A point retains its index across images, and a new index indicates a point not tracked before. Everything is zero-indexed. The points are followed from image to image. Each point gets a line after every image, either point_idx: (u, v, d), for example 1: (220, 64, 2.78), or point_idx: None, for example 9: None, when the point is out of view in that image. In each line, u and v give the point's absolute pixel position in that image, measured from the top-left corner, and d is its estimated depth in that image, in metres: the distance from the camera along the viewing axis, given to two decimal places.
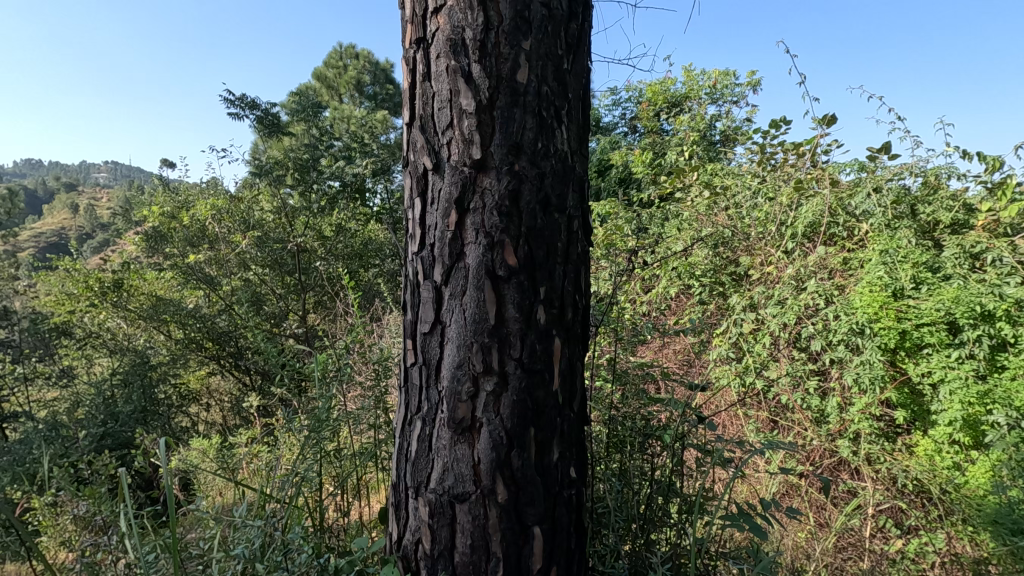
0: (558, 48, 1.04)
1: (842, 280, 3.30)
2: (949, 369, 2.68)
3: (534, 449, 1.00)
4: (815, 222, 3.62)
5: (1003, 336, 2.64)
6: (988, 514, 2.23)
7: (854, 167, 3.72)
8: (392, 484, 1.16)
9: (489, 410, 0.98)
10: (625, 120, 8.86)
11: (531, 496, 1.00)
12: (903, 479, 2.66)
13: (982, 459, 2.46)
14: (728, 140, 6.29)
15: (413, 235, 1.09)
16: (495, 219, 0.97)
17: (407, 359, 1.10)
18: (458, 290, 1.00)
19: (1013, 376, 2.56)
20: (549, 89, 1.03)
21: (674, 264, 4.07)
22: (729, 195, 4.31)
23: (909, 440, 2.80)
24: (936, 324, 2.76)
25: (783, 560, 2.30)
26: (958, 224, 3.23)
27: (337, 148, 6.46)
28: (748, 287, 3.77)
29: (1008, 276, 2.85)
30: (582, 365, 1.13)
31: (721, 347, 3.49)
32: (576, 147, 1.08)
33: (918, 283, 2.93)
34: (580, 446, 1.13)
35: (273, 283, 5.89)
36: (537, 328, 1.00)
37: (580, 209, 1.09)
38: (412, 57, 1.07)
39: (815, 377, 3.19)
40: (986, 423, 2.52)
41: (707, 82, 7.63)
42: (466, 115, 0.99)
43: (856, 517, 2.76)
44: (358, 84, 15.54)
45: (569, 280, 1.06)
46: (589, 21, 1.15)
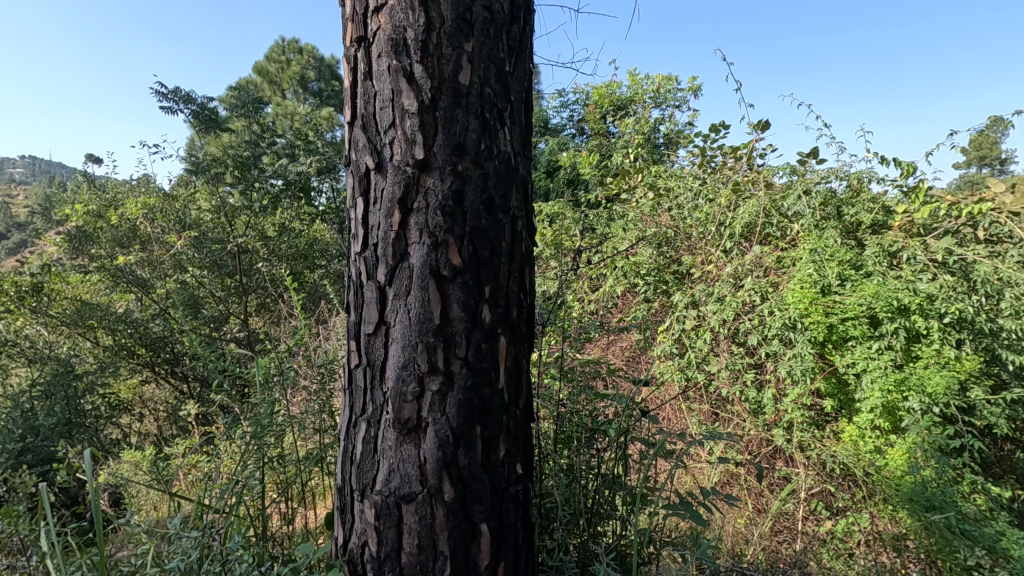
0: (500, 50, 1.05)
1: (776, 278, 3.48)
2: (871, 359, 2.86)
3: (480, 446, 1.01)
4: (750, 223, 3.79)
5: (917, 327, 2.86)
6: (905, 493, 2.42)
7: (786, 170, 3.93)
8: (337, 488, 1.14)
9: (435, 409, 0.98)
10: (573, 122, 9.00)
11: (478, 493, 1.01)
12: (831, 463, 2.83)
13: (901, 442, 2.65)
14: (671, 143, 6.51)
15: (355, 236, 1.07)
16: (439, 219, 0.98)
17: (351, 361, 1.09)
18: (402, 290, 0.99)
19: (926, 365, 2.78)
20: (492, 91, 1.04)
21: (620, 264, 4.18)
22: (672, 197, 4.46)
23: (836, 427, 3.01)
24: (859, 317, 2.94)
25: (725, 545, 2.41)
26: (878, 224, 3.49)
27: (280, 145, 6.26)
28: (691, 286, 3.92)
29: (921, 273, 3.11)
30: (528, 362, 1.14)
31: (665, 344, 3.61)
32: (519, 148, 1.10)
33: (843, 280, 3.12)
34: (526, 443, 1.14)
35: (212, 286, 5.64)
36: (482, 327, 1.01)
37: (524, 209, 1.11)
38: (353, 55, 1.06)
39: (752, 370, 3.36)
40: (902, 409, 2.73)
41: (651, 87, 7.89)
42: (408, 116, 0.99)
43: (790, 501, 2.93)
44: (301, 79, 15.09)
45: (513, 279, 1.07)
46: (531, 25, 1.17)
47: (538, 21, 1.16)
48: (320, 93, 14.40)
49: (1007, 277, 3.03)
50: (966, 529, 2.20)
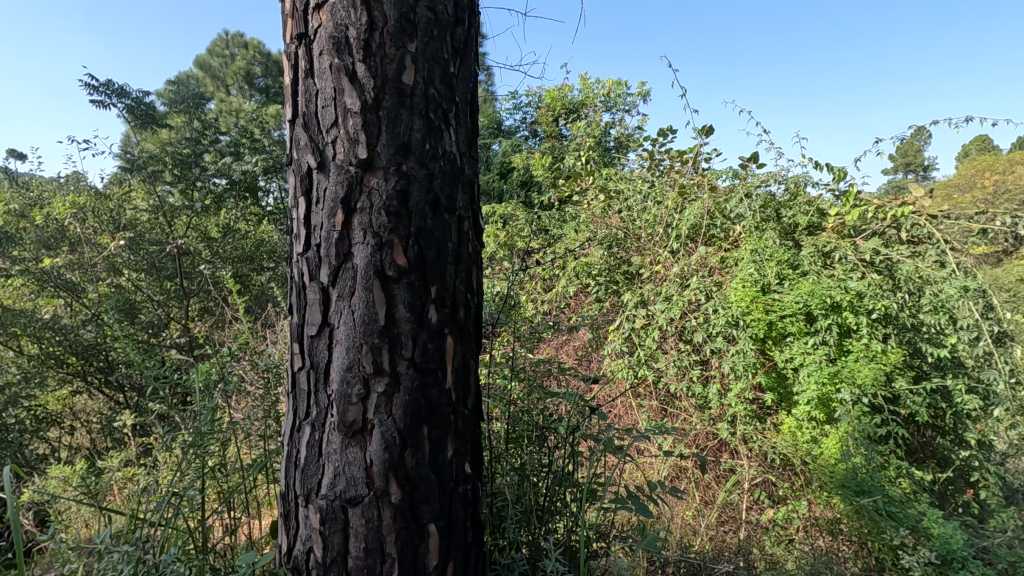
0: (444, 51, 1.05)
1: (720, 277, 3.61)
2: (807, 355, 3.01)
3: (428, 447, 1.01)
4: (696, 224, 3.91)
5: (848, 323, 3.03)
6: (838, 479, 2.57)
7: (729, 174, 4.09)
8: (280, 494, 1.11)
9: (381, 411, 0.97)
10: (527, 124, 9.04)
11: (425, 494, 1.01)
12: (772, 454, 2.96)
13: (834, 432, 2.81)
14: (621, 146, 6.66)
15: (297, 236, 1.05)
16: (383, 219, 0.97)
17: (294, 364, 1.06)
18: (346, 291, 0.98)
19: (856, 358, 2.95)
20: (436, 92, 1.04)
21: (572, 265, 4.24)
22: (622, 199, 4.56)
23: (776, 419, 3.16)
24: (796, 314, 3.09)
25: (673, 537, 2.49)
26: (813, 226, 3.69)
27: (224, 143, 6.03)
28: (640, 285, 4.02)
29: (852, 272, 3.31)
30: (476, 362, 1.15)
31: (616, 342, 3.68)
32: (465, 150, 1.10)
33: (780, 279, 3.27)
34: (475, 442, 1.15)
35: (149, 290, 5.38)
36: (429, 327, 1.01)
37: (470, 210, 1.11)
38: (293, 52, 1.04)
39: (698, 366, 3.48)
40: (835, 400, 2.89)
41: (601, 91, 8.04)
42: (351, 115, 0.98)
43: (735, 492, 3.05)
44: (247, 75, 14.55)
45: (460, 279, 1.07)
46: (475, 26, 1.17)
47: (482, 23, 1.18)
48: (266, 89, 13.91)
49: (926, 275, 3.27)
50: (891, 511, 2.37)
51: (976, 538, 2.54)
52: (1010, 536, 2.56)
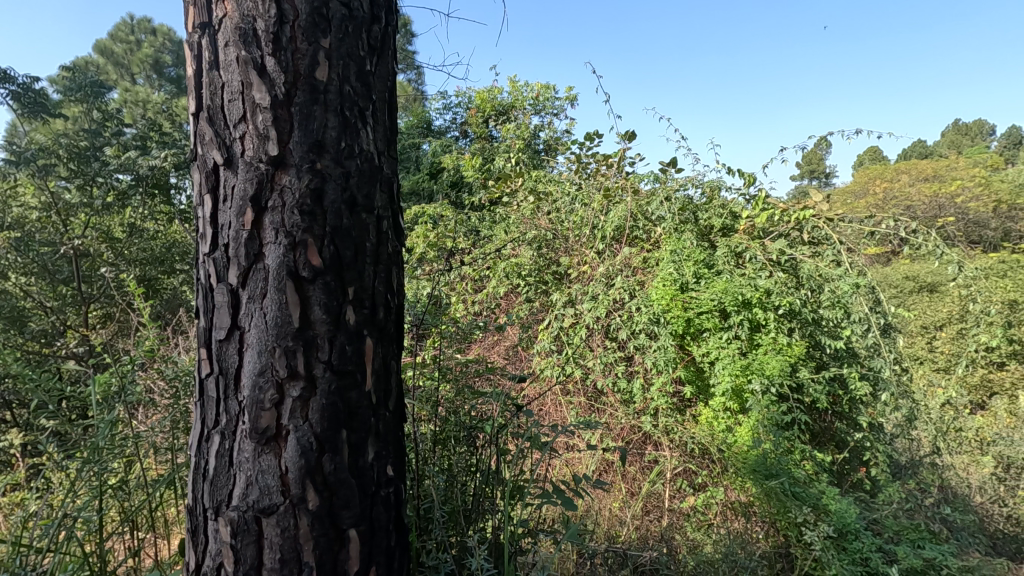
0: (360, 48, 1.04)
1: (642, 276, 3.76)
2: (722, 349, 3.20)
3: (347, 451, 0.99)
4: (620, 225, 4.06)
5: (757, 319, 3.25)
6: (749, 464, 2.76)
7: (651, 178, 4.27)
8: (188, 507, 1.05)
9: (297, 416, 0.95)
10: (457, 124, 9.01)
11: (345, 499, 0.99)
12: (692, 444, 3.12)
13: (747, 420, 3.00)
14: (550, 149, 6.78)
15: (203, 235, 1.00)
16: (296, 218, 0.94)
17: (201, 370, 1.01)
18: (257, 292, 0.95)
19: (765, 351, 3.17)
20: (352, 89, 1.02)
21: (502, 265, 4.27)
22: (551, 201, 4.65)
23: (694, 410, 3.34)
24: (711, 311, 3.28)
25: (600, 529, 2.58)
26: (727, 228, 3.93)
27: (129, 136, 5.60)
28: (568, 285, 4.12)
29: (761, 271, 3.55)
30: (397, 363, 1.13)
31: (545, 341, 3.74)
32: (383, 149, 1.09)
33: (697, 278, 3.45)
34: (399, 444, 1.14)
35: (41, 296, 4.83)
36: (347, 328, 0.99)
37: (389, 209, 1.10)
38: (196, 42, 0.99)
39: (623, 362, 3.60)
40: (747, 390, 3.08)
41: (530, 94, 8.15)
42: (260, 110, 0.94)
43: (659, 482, 3.18)
44: (156, 64, 13.55)
45: (379, 280, 1.06)
46: (393, 25, 1.16)
47: (400, 22, 1.17)
48: (178, 80, 13.03)
49: (825, 273, 3.56)
50: (796, 491, 2.58)
51: (868, 511, 2.80)
52: (895, 508, 2.84)
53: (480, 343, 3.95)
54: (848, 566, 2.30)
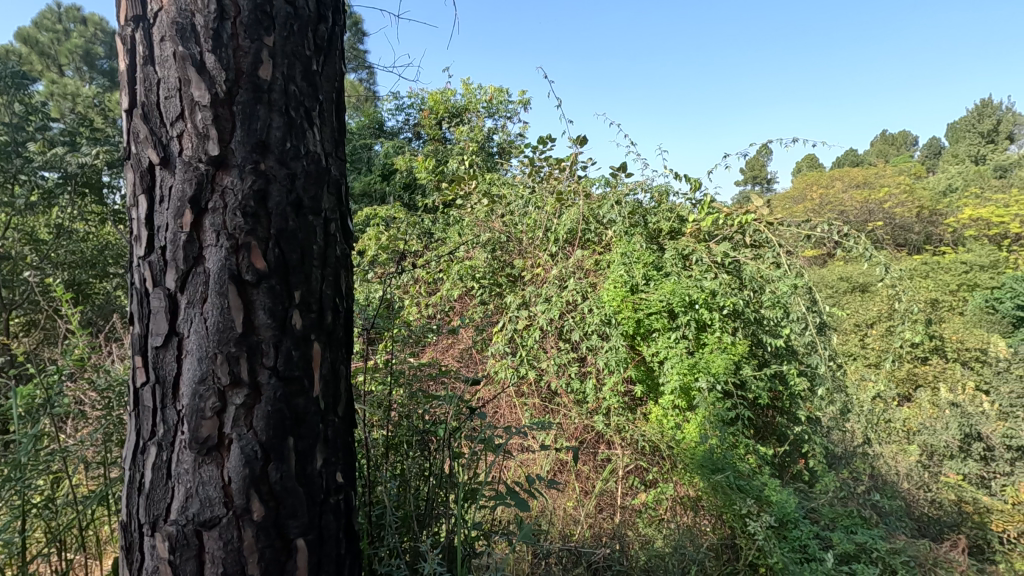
0: (305, 48, 1.02)
1: (594, 279, 3.83)
2: (670, 348, 3.30)
3: (294, 459, 0.97)
4: (573, 228, 4.13)
5: (703, 319, 3.37)
6: (696, 460, 2.85)
7: (602, 182, 4.36)
8: (122, 523, 1.00)
9: (240, 424, 0.92)
10: (410, 125, 8.92)
11: (293, 508, 0.96)
12: (642, 442, 3.20)
13: (694, 418, 3.11)
14: (504, 152, 6.82)
15: (137, 237, 0.96)
16: (238, 220, 0.92)
17: (135, 379, 0.97)
18: (197, 297, 0.91)
19: (711, 350, 3.29)
20: (297, 89, 1.00)
21: (455, 268, 4.26)
22: (504, 204, 4.67)
23: (645, 409, 3.43)
24: (660, 311, 3.37)
25: (555, 528, 2.61)
26: (674, 231, 4.06)
27: (56, 132, 5.25)
28: (522, 287, 4.15)
29: (706, 273, 3.68)
30: (347, 368, 1.12)
31: (499, 343, 3.75)
32: (330, 150, 1.07)
33: (647, 279, 3.54)
34: (349, 450, 1.12)
35: None
36: (293, 333, 0.97)
37: (337, 211, 1.08)
38: (129, 36, 0.95)
39: (576, 363, 3.66)
40: (694, 388, 3.19)
41: (484, 97, 8.17)
42: (199, 108, 0.91)
43: (611, 480, 3.24)
44: (87, 55, 12.76)
45: (327, 283, 1.04)
46: (340, 25, 1.15)
47: (347, 22, 1.15)
48: (112, 72, 12.33)
49: (765, 275, 3.73)
50: (740, 484, 2.69)
51: (806, 500, 2.95)
52: (830, 497, 3.02)
53: (434, 346, 3.91)
54: (789, 554, 2.43)
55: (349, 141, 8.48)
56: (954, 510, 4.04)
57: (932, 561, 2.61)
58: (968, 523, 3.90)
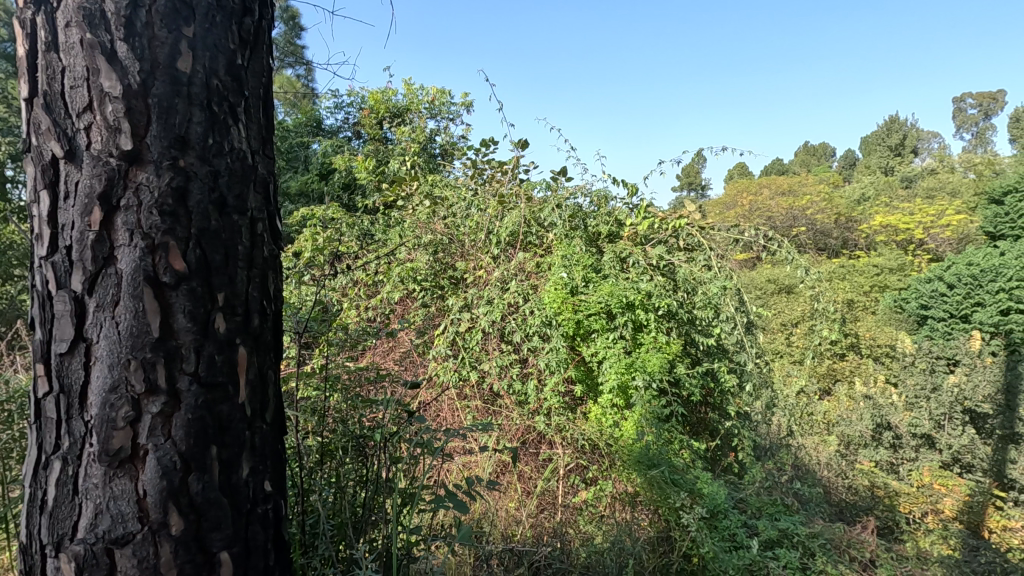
0: (229, 41, 0.98)
1: (536, 281, 3.88)
2: (609, 348, 3.39)
3: (217, 468, 0.93)
4: (514, 231, 4.15)
5: (639, 319, 3.48)
6: (634, 456, 2.97)
7: (543, 186, 4.41)
8: (20, 546, 0.92)
9: (157, 434, 0.87)
10: (349, 124, 8.71)
11: (216, 520, 0.92)
12: (582, 441, 3.25)
13: (631, 416, 3.21)
14: (446, 153, 6.78)
15: (39, 236, 0.89)
16: (154, 218, 0.87)
17: (37, 389, 0.90)
18: (108, 300, 0.86)
19: (647, 350, 3.40)
20: (220, 83, 0.96)
21: (396, 271, 4.19)
22: (447, 206, 4.64)
23: (584, 408, 3.50)
24: (599, 313, 3.45)
25: (497, 529, 2.62)
26: (612, 234, 4.17)
27: None
28: (464, 289, 4.12)
29: (642, 275, 3.80)
30: (276, 373, 1.08)
31: (441, 346, 3.70)
32: (257, 147, 1.03)
33: (586, 282, 3.60)
34: (279, 458, 1.08)
35: None
36: (216, 338, 0.93)
37: (265, 210, 1.04)
38: (29, 20, 0.88)
39: (517, 364, 3.68)
40: (632, 387, 3.28)
41: (426, 98, 8.09)
42: (110, 99, 0.86)
43: (552, 479, 3.27)
44: None
45: (254, 285, 1.00)
46: (268, 19, 1.11)
47: (275, 17, 1.12)
48: None
49: (698, 276, 3.90)
50: (675, 479, 2.85)
51: (736, 491, 3.10)
52: (758, 487, 3.18)
53: (373, 350, 3.83)
54: (719, 543, 2.56)
55: (285, 139, 8.17)
56: (868, 495, 4.37)
57: (847, 542, 2.80)
58: (880, 506, 4.21)
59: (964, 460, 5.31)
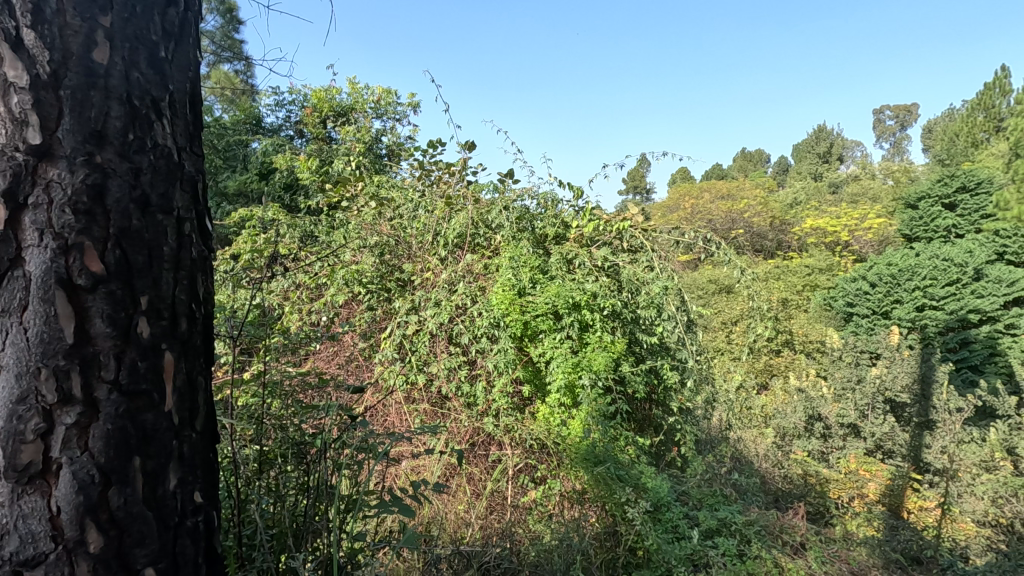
0: (151, 32, 0.94)
1: (484, 282, 3.89)
2: (556, 348, 3.44)
3: (141, 480, 0.88)
4: (462, 233, 4.14)
5: (585, 319, 3.55)
6: (581, 454, 3.02)
7: (491, 188, 4.42)
8: None
9: (72, 446, 0.82)
10: (291, 123, 8.44)
11: (140, 535, 0.88)
12: (531, 440, 3.28)
13: (579, 414, 3.27)
14: (393, 154, 6.68)
15: None
16: (67, 217, 0.82)
17: None
18: (14, 304, 0.80)
19: (593, 349, 3.47)
20: (141, 76, 0.91)
21: (341, 273, 4.07)
22: (393, 207, 4.57)
23: (532, 408, 3.53)
24: (545, 313, 3.49)
25: (446, 534, 2.59)
26: (559, 236, 4.24)
27: None
28: (411, 292, 4.06)
29: (588, 276, 3.88)
30: (206, 379, 1.04)
31: (387, 349, 3.63)
32: (184, 144, 0.99)
33: (533, 283, 3.64)
34: (210, 467, 1.04)
35: None
36: (139, 343, 0.88)
37: (193, 210, 1.00)
38: None
39: (466, 366, 3.67)
40: (578, 385, 3.34)
41: (371, 97, 7.95)
42: (15, 90, 0.80)
43: (501, 479, 3.26)
44: None
45: (181, 288, 0.96)
46: (194, 8, 1.06)
47: (202, 9, 1.07)
48: None
49: (641, 277, 4.01)
50: (620, 474, 2.92)
51: (678, 484, 3.21)
52: (698, 479, 3.31)
53: (315, 355, 3.72)
54: (663, 535, 2.65)
55: (221, 137, 7.83)
56: (801, 483, 4.62)
57: (779, 528, 2.96)
58: (812, 493, 4.45)
59: (886, 447, 5.71)
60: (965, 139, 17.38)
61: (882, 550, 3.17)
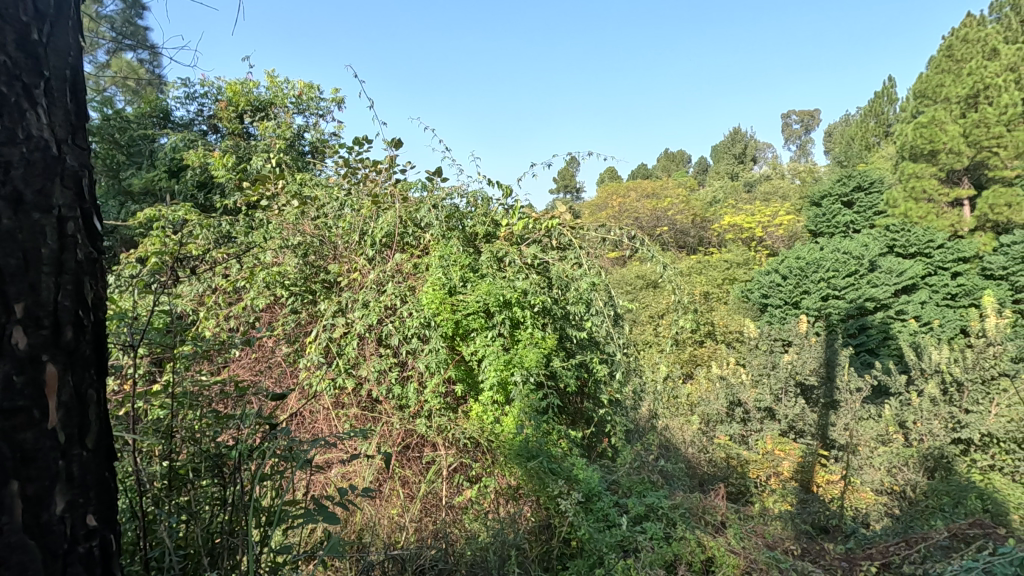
0: (19, 14, 0.85)
1: (413, 282, 3.82)
2: (488, 347, 3.42)
3: (20, 506, 0.80)
4: (390, 232, 4.05)
5: (516, 316, 3.58)
6: (515, 449, 3.03)
7: (420, 186, 4.35)
8: None
9: None
10: (205, 117, 7.92)
11: (20, 566, 0.80)
12: (464, 440, 3.27)
13: (511, 411, 3.28)
14: (317, 151, 6.44)
15: None
16: None
17: None
18: None
19: (524, 345, 3.49)
20: (8, 60, 0.83)
21: (262, 275, 3.89)
22: (317, 206, 4.40)
23: (465, 407, 3.52)
24: (476, 311, 3.47)
25: (380, 540, 2.54)
26: (489, 234, 4.24)
27: None
28: (338, 293, 3.94)
29: (519, 273, 3.91)
30: (99, 391, 0.95)
31: (313, 354, 3.50)
32: (65, 137, 0.91)
33: (464, 281, 3.61)
34: (107, 487, 0.95)
35: None
36: (14, 354, 0.80)
37: (78, 209, 0.92)
38: None
39: (396, 368, 3.60)
40: (510, 382, 3.36)
41: (292, 91, 7.61)
42: None
43: (436, 480, 3.23)
44: None
45: (65, 293, 0.87)
46: None
47: None
48: None
49: (570, 274, 4.09)
50: (553, 468, 2.97)
51: (609, 475, 3.31)
52: (628, 468, 3.43)
53: (235, 362, 3.53)
54: (594, 524, 2.72)
55: (124, 131, 7.22)
56: (724, 465, 4.90)
57: (702, 509, 3.11)
58: (733, 474, 4.73)
59: (798, 426, 6.22)
60: (859, 143, 19.01)
61: (794, 523, 3.42)
